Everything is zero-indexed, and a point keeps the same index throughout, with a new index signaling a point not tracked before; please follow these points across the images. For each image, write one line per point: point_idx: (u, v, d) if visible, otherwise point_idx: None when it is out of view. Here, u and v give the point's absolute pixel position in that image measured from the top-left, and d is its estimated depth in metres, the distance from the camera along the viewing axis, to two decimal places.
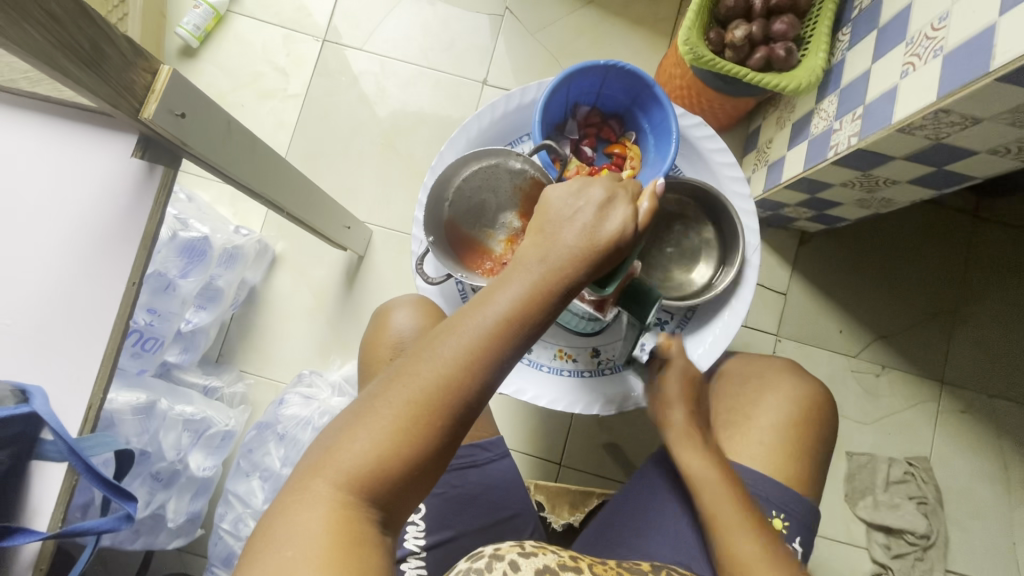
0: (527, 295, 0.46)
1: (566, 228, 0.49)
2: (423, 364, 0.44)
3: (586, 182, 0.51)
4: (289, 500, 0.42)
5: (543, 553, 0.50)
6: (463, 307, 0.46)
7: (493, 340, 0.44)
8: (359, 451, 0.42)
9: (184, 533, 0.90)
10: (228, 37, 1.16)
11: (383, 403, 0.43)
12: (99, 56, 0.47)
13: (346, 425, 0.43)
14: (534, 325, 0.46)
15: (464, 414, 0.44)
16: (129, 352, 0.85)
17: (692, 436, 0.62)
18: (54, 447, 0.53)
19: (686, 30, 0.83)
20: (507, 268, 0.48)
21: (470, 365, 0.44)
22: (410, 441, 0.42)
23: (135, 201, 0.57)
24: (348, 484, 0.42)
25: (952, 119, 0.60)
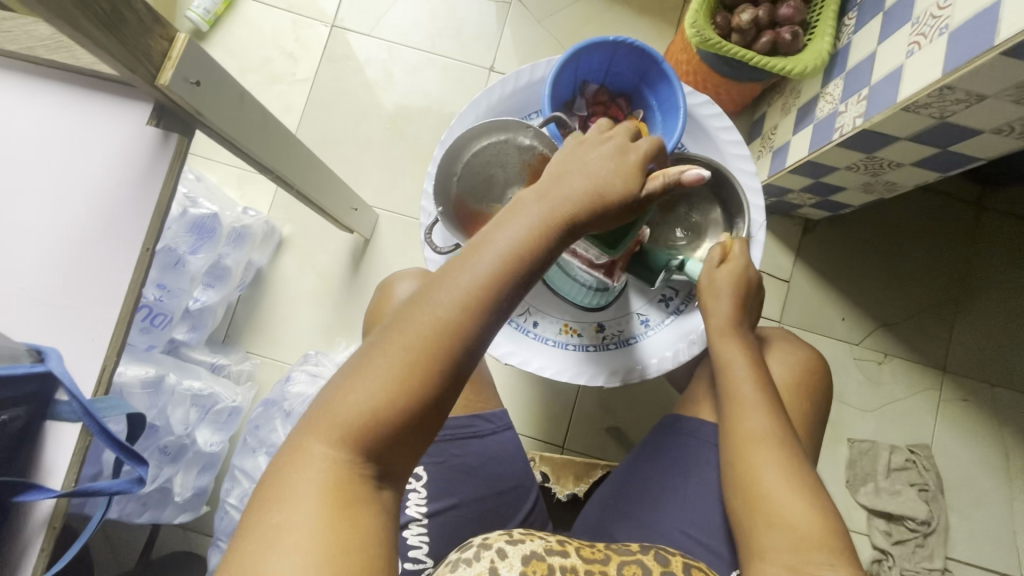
0: (522, 243, 0.45)
1: (566, 178, 0.49)
2: (418, 314, 0.44)
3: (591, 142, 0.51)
4: (287, 460, 0.43)
5: (531, 540, 0.50)
6: (456, 255, 0.46)
7: (487, 289, 0.44)
8: (355, 407, 0.42)
9: (190, 508, 0.91)
10: (238, 21, 1.17)
11: (375, 358, 0.43)
12: (119, 20, 0.48)
13: (340, 382, 0.44)
14: (525, 275, 0.45)
15: (462, 364, 0.44)
16: (139, 327, 0.86)
17: (731, 330, 0.63)
18: (69, 408, 0.54)
19: (693, 14, 0.84)
20: (502, 215, 0.47)
21: (465, 314, 0.44)
22: (407, 393, 0.42)
23: (150, 168, 0.57)
24: (344, 439, 0.42)
25: (957, 96, 0.61)
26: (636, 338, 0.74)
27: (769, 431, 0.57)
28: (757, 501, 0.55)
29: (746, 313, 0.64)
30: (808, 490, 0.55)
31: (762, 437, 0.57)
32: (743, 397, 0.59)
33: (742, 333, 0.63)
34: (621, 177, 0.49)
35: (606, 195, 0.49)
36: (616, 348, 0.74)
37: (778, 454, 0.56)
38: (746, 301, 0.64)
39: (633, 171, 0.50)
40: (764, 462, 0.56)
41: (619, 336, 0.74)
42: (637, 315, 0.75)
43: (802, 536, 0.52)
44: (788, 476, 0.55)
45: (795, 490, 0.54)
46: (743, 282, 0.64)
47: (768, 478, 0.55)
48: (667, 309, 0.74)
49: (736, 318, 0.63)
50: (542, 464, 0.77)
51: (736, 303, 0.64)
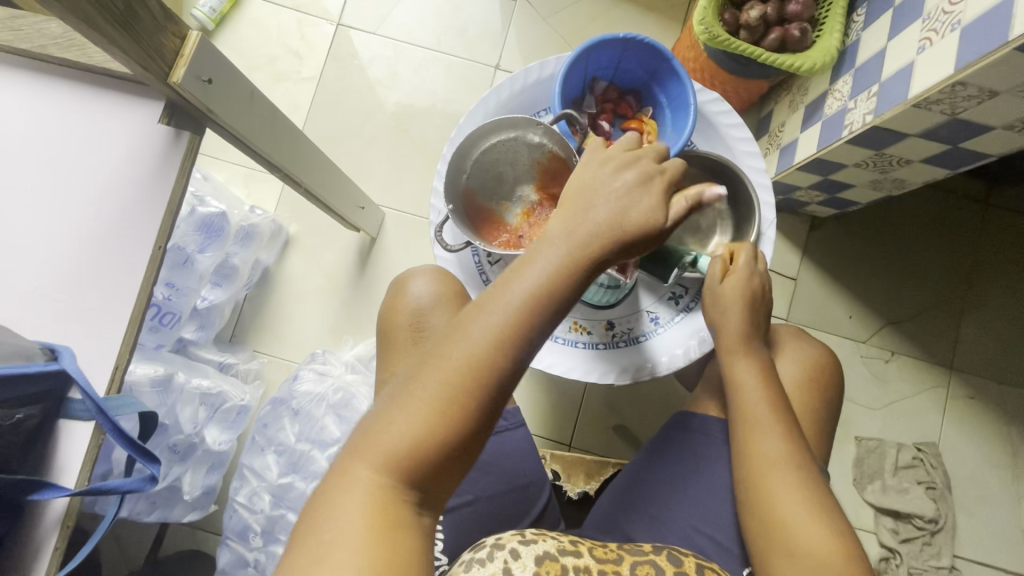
0: (556, 272, 0.46)
1: (594, 205, 0.49)
2: (456, 344, 0.44)
3: (620, 166, 0.51)
4: (332, 485, 0.44)
5: (543, 540, 0.51)
6: (494, 283, 0.47)
7: (522, 319, 0.45)
8: (396, 435, 0.43)
9: (199, 507, 0.91)
10: (243, 20, 1.17)
11: (417, 385, 0.44)
12: (132, 18, 0.48)
13: (383, 409, 0.44)
14: (561, 302, 0.46)
15: (500, 394, 0.44)
16: (148, 326, 0.86)
17: (743, 347, 0.62)
18: (82, 406, 0.55)
19: (701, 10, 0.84)
20: (536, 241, 0.48)
21: (502, 343, 0.44)
22: (446, 422, 0.43)
23: (162, 166, 0.57)
24: (386, 467, 0.43)
25: (969, 92, 0.61)
26: (645, 336, 0.74)
27: (784, 452, 0.56)
28: (773, 524, 0.55)
29: (757, 325, 0.64)
30: (825, 512, 0.54)
31: (778, 457, 0.56)
32: (757, 417, 0.58)
33: (754, 347, 0.62)
34: (654, 205, 0.49)
35: (637, 221, 0.49)
36: (626, 346, 0.74)
37: (792, 476, 0.55)
38: (756, 311, 0.64)
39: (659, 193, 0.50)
40: (778, 482, 0.55)
41: (628, 334, 0.74)
42: (647, 313, 0.75)
43: (819, 562, 0.52)
44: (803, 495, 0.55)
45: (811, 513, 0.54)
46: (751, 294, 0.64)
47: (784, 497, 0.55)
48: (677, 306, 0.74)
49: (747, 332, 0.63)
50: (552, 462, 0.76)
51: (745, 317, 0.63)
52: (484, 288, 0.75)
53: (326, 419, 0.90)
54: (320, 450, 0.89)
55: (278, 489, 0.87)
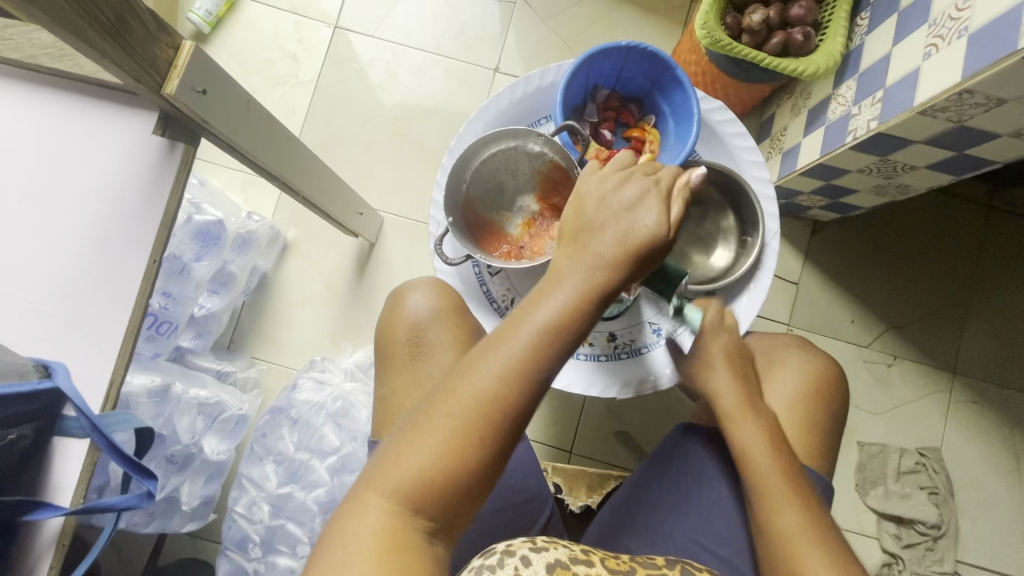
0: (569, 307, 0.45)
1: (601, 235, 0.48)
2: (469, 380, 0.44)
3: (620, 180, 0.50)
4: (346, 514, 0.44)
5: (554, 547, 0.49)
6: (509, 316, 0.47)
7: (536, 354, 0.44)
8: (409, 469, 0.43)
9: (197, 517, 0.90)
10: (239, 23, 1.15)
11: (431, 418, 0.44)
12: (124, 29, 0.47)
13: (397, 440, 0.45)
14: (575, 335, 0.46)
15: (512, 429, 0.44)
16: (144, 335, 0.85)
17: (743, 411, 0.59)
18: (77, 424, 0.54)
19: (703, 15, 0.82)
20: (551, 273, 0.48)
21: (516, 379, 0.44)
22: (460, 456, 0.43)
23: (156, 178, 0.56)
24: (399, 499, 0.43)
25: (976, 100, 0.60)
26: (647, 347, 0.73)
27: (805, 524, 0.53)
28: None
29: (747, 379, 0.62)
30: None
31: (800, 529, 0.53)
32: (772, 488, 0.55)
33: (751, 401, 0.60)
34: (658, 226, 0.48)
35: (644, 249, 0.47)
36: (628, 357, 0.74)
37: (818, 547, 0.52)
38: (739, 361, 0.62)
39: (659, 213, 0.48)
40: (808, 557, 0.52)
41: (630, 345, 0.74)
42: (649, 324, 0.74)
43: None
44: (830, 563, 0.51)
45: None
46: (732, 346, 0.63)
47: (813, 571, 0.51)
48: None
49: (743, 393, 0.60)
50: (553, 475, 0.75)
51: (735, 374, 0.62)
52: (484, 299, 0.74)
53: (326, 428, 0.90)
54: (319, 460, 0.88)
55: (277, 499, 0.87)
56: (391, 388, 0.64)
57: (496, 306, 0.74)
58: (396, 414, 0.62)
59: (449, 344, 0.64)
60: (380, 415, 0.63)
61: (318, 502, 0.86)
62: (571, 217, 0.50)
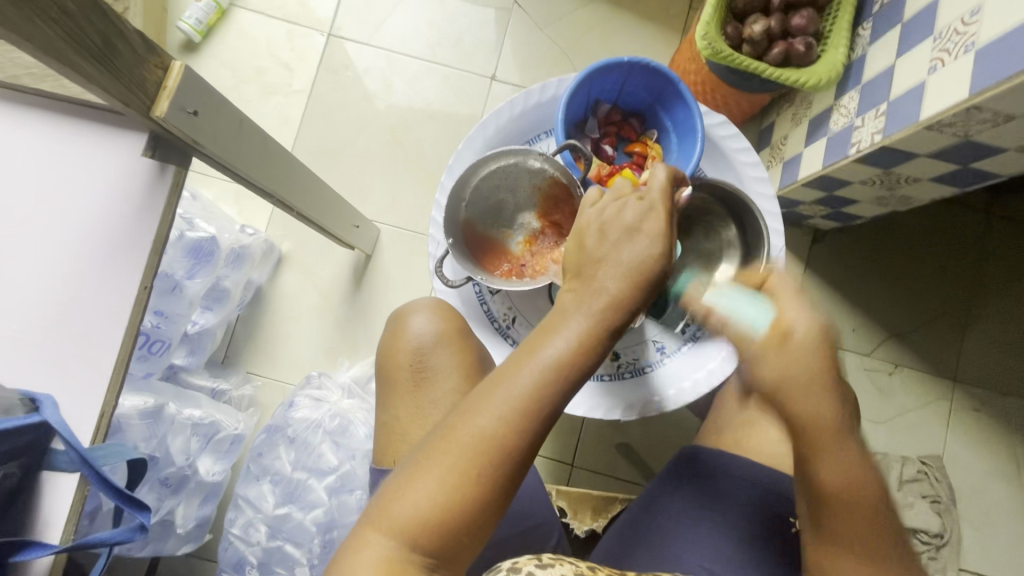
0: (577, 345, 0.44)
1: (607, 269, 0.46)
2: (474, 419, 0.43)
3: (620, 206, 0.48)
4: (348, 552, 0.42)
5: (560, 564, 0.48)
6: (519, 348, 0.45)
7: (542, 392, 0.43)
8: (411, 511, 0.42)
9: (193, 539, 0.89)
10: (231, 31, 1.13)
11: (437, 455, 0.42)
12: (110, 52, 0.45)
13: (402, 476, 0.43)
14: (585, 370, 0.44)
15: (517, 469, 0.43)
16: (137, 355, 0.83)
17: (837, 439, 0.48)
18: (65, 458, 0.52)
19: (704, 25, 0.81)
20: (560, 303, 0.46)
21: (521, 418, 0.42)
22: (463, 498, 0.42)
23: (146, 203, 0.54)
24: (400, 542, 0.42)
25: (983, 116, 0.59)
26: (651, 366, 0.73)
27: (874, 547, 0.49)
28: None
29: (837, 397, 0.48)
30: None
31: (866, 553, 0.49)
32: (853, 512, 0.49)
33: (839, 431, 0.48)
34: (663, 258, 0.46)
35: (651, 282, 0.46)
36: (632, 377, 0.73)
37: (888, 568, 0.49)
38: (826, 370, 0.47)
39: (664, 244, 0.46)
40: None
41: (634, 364, 0.73)
42: (653, 342, 0.73)
43: None
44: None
45: None
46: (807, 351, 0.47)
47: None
48: (684, 335, 0.73)
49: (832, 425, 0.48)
50: (558, 498, 0.75)
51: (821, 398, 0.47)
52: (485, 319, 0.73)
53: (323, 446, 0.88)
54: (317, 480, 0.86)
55: (274, 520, 0.85)
56: (394, 414, 0.62)
57: (497, 325, 0.72)
58: (398, 440, 0.61)
59: (451, 370, 0.62)
60: (383, 442, 0.62)
61: (317, 523, 0.84)
62: (574, 251, 0.48)
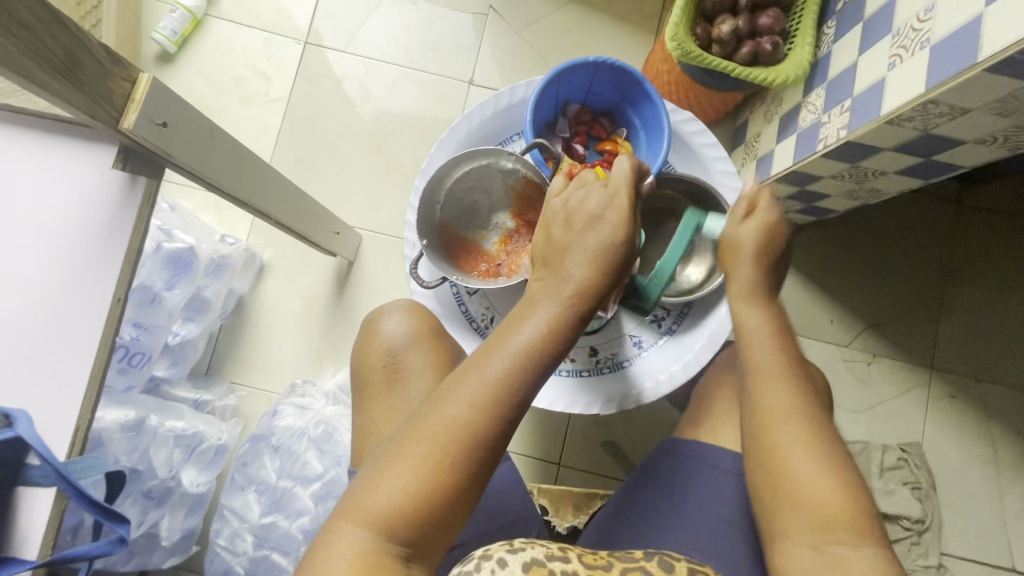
0: (547, 330, 0.45)
1: (574, 255, 0.47)
2: (445, 408, 0.43)
3: (583, 194, 0.49)
4: (322, 546, 0.43)
5: (531, 547, 0.49)
6: (488, 338, 0.46)
7: (512, 380, 0.44)
8: (384, 501, 0.42)
9: (179, 550, 0.90)
10: (207, 41, 1.13)
11: (409, 447, 0.43)
12: (76, 67, 0.46)
13: (375, 469, 0.44)
14: (553, 357, 0.45)
15: (489, 457, 0.44)
16: (116, 368, 0.83)
17: (755, 293, 0.56)
18: (41, 472, 0.52)
19: (674, 26, 0.82)
20: (530, 293, 0.47)
21: (491, 405, 0.43)
22: (437, 486, 0.42)
23: (117, 218, 0.55)
24: (373, 532, 0.42)
25: (940, 110, 0.61)
26: (629, 361, 0.74)
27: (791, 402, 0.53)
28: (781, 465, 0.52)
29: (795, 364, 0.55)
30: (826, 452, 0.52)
31: (828, 515, 0.49)
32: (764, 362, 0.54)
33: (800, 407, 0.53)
34: (627, 244, 0.47)
35: (616, 267, 0.47)
36: (610, 372, 0.74)
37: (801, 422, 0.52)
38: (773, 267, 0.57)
39: (627, 230, 0.47)
40: (785, 435, 0.52)
41: (612, 359, 0.74)
42: (630, 337, 0.75)
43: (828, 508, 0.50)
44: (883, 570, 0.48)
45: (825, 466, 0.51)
46: (770, 236, 0.57)
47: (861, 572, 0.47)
48: (660, 330, 0.75)
49: (780, 354, 0.54)
50: (540, 496, 0.76)
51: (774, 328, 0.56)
52: (462, 319, 0.73)
53: (308, 454, 0.88)
54: (302, 487, 0.86)
55: (260, 529, 0.85)
56: (369, 416, 0.63)
57: (475, 325, 0.73)
58: (374, 442, 0.61)
59: (426, 368, 0.63)
60: (357, 444, 0.62)
61: (303, 530, 0.84)
62: (541, 242, 0.49)
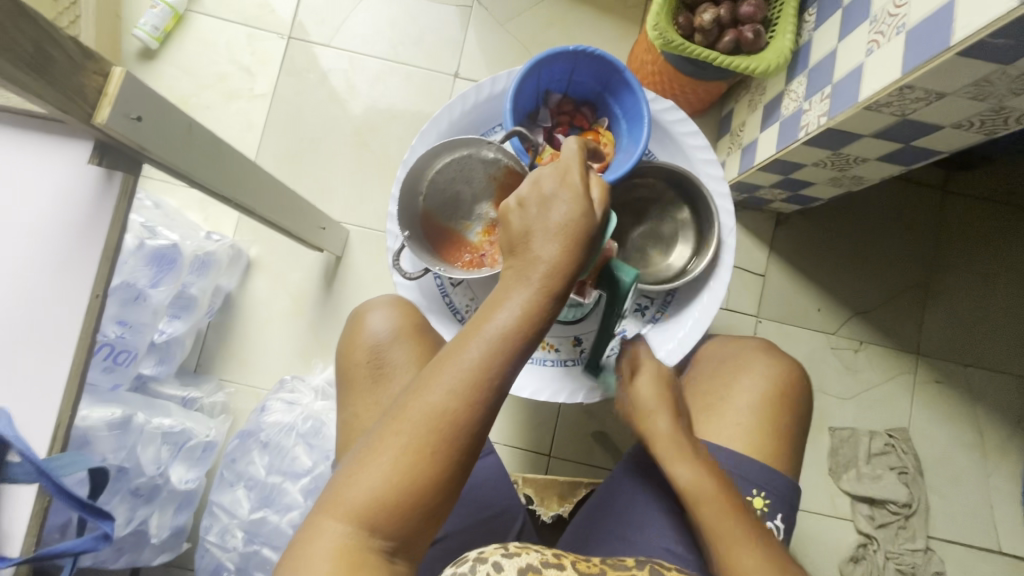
0: (521, 315, 0.45)
1: (543, 238, 0.47)
2: (424, 396, 0.43)
3: (537, 172, 0.49)
4: (304, 543, 0.43)
5: (526, 552, 0.48)
6: (463, 327, 0.46)
7: (489, 366, 0.44)
8: (364, 494, 0.42)
9: (169, 547, 0.90)
10: (189, 37, 1.12)
11: (387, 440, 0.43)
12: (45, 60, 0.45)
13: (354, 463, 0.44)
14: (530, 341, 0.45)
15: (470, 442, 0.44)
16: (101, 367, 0.83)
17: (680, 444, 0.57)
18: (22, 469, 0.52)
19: (655, 16, 0.82)
20: (502, 280, 0.47)
21: (469, 392, 0.43)
22: (417, 475, 0.42)
23: (95, 211, 0.54)
24: (355, 527, 0.42)
25: (916, 95, 0.61)
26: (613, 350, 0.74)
27: (764, 563, 0.51)
28: None
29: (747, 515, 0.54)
30: None
31: None
32: (722, 526, 0.53)
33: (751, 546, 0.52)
34: (589, 219, 0.47)
35: (584, 244, 0.47)
36: None
37: None
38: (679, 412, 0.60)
39: (587, 205, 0.47)
40: None
41: None
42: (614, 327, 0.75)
43: None
44: None
45: None
46: (665, 385, 0.62)
47: None
48: (644, 318, 0.75)
49: (729, 505, 0.54)
50: (525, 486, 0.76)
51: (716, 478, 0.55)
52: (446, 311, 0.74)
53: (297, 449, 0.88)
54: (292, 482, 0.86)
55: (250, 524, 0.85)
56: (353, 411, 0.63)
57: (459, 316, 0.73)
58: (359, 435, 0.61)
59: (409, 364, 0.63)
60: (342, 437, 0.62)
61: (293, 525, 0.84)
62: (504, 227, 0.49)
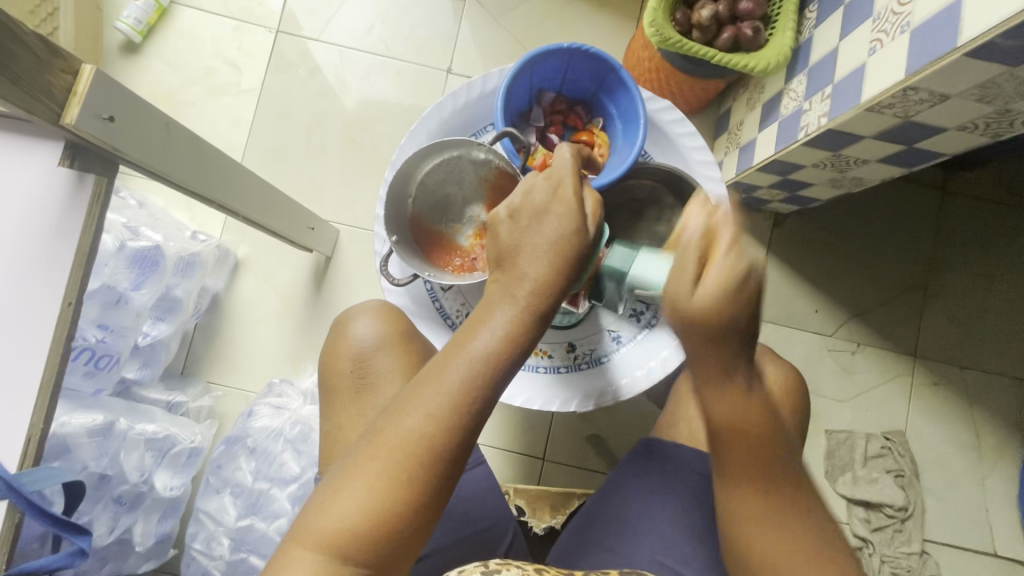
0: (505, 335, 0.43)
1: (529, 254, 0.45)
2: (403, 419, 0.42)
3: (527, 181, 0.47)
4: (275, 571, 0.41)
5: (507, 569, 0.44)
6: (445, 346, 0.45)
7: (470, 388, 0.42)
8: (339, 522, 0.40)
9: (155, 555, 0.89)
10: (174, 30, 1.09)
11: (363, 465, 0.41)
12: (7, 57, 0.43)
13: (329, 489, 0.42)
14: (514, 362, 0.44)
15: (450, 467, 0.42)
16: (82, 372, 0.81)
17: (732, 377, 0.47)
18: None
19: (652, 12, 0.80)
20: (487, 297, 0.46)
21: (449, 415, 0.42)
22: (394, 503, 0.41)
23: (66, 216, 0.52)
24: (328, 556, 0.40)
25: (920, 96, 0.59)
26: (608, 356, 0.73)
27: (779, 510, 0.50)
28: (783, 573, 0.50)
29: (784, 473, 0.50)
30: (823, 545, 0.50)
31: None
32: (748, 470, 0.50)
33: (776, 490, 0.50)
34: (578, 235, 0.45)
35: (573, 261, 0.45)
36: (588, 367, 0.73)
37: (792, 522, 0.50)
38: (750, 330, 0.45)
39: (578, 220, 0.45)
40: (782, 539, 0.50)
41: (590, 355, 0.73)
42: (609, 332, 0.73)
43: None
44: None
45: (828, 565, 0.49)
46: (740, 295, 0.44)
47: None
48: (640, 323, 0.72)
49: (761, 449, 0.49)
50: (516, 497, 0.75)
51: (758, 415, 0.48)
52: (437, 317, 0.72)
53: (284, 455, 0.87)
54: (280, 488, 0.85)
55: (237, 532, 0.84)
56: (336, 422, 0.61)
57: (450, 322, 0.72)
58: (341, 448, 0.59)
59: (394, 372, 0.61)
60: (324, 449, 0.61)
61: (281, 532, 0.83)
62: (491, 238, 0.47)
